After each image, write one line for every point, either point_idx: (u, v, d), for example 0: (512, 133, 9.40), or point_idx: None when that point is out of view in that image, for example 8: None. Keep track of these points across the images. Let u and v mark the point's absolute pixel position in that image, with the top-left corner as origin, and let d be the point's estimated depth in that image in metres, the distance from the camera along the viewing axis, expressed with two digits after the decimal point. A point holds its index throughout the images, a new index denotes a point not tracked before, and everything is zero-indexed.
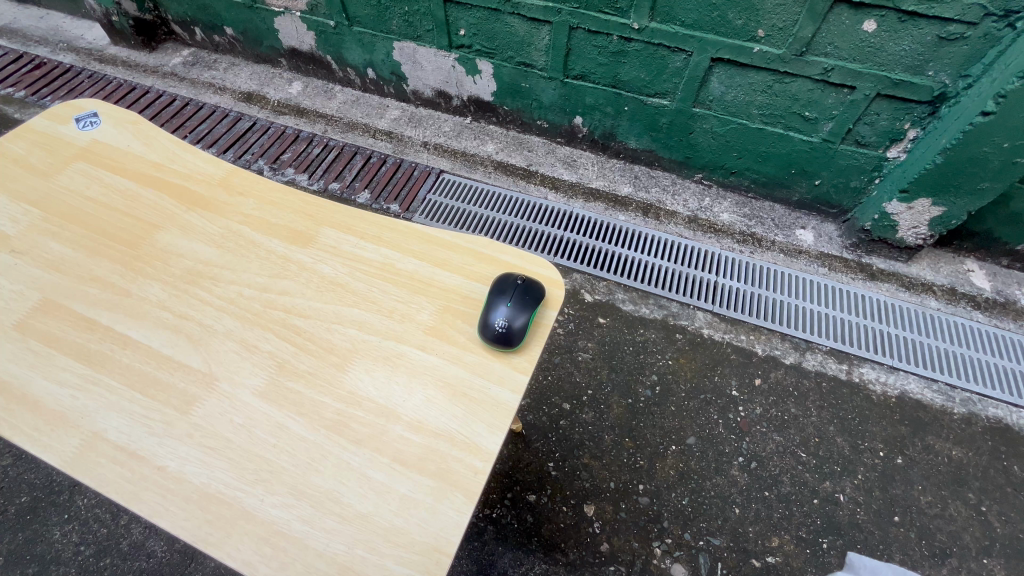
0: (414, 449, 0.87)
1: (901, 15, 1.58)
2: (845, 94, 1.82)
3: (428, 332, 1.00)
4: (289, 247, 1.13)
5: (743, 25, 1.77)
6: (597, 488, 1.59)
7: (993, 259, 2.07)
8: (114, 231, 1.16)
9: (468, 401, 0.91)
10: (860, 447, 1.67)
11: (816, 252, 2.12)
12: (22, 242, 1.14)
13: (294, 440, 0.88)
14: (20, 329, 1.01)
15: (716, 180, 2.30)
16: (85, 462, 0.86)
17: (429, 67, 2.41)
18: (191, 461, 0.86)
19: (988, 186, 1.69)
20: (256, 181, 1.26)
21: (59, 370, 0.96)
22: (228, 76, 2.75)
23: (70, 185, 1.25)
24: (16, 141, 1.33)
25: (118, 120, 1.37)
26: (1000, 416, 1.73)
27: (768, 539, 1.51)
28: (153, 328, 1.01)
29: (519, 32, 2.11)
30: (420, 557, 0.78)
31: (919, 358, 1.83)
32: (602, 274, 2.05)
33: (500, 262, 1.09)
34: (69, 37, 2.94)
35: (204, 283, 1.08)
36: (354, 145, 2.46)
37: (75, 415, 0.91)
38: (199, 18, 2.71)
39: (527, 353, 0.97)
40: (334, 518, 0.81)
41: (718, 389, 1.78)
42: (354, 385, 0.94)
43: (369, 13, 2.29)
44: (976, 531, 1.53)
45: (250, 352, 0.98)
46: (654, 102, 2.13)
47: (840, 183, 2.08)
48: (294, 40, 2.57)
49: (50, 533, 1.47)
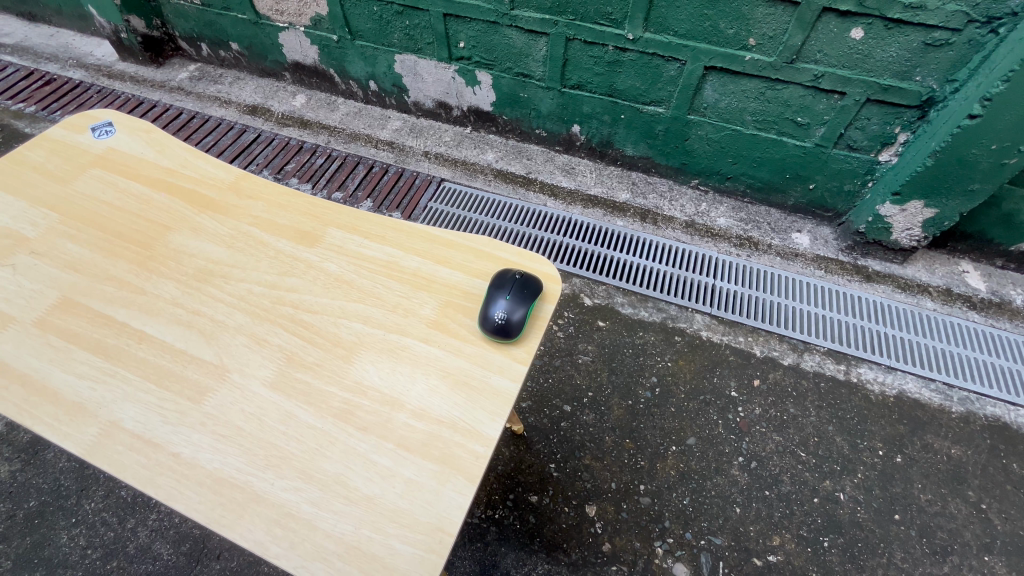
0: (418, 435, 0.90)
1: (888, 23, 1.63)
2: (836, 99, 1.87)
3: (430, 326, 1.03)
4: (296, 247, 1.17)
5: (734, 34, 1.83)
6: (599, 488, 1.61)
7: (987, 260, 2.10)
8: (129, 232, 1.21)
9: (469, 390, 0.95)
10: (859, 446, 1.69)
11: (812, 255, 2.15)
12: (41, 244, 1.18)
13: (302, 428, 0.91)
14: (39, 326, 1.05)
15: (712, 185, 2.34)
16: (103, 450, 0.90)
17: (430, 79, 2.47)
18: (203, 448, 0.90)
19: (979, 186, 1.73)
20: (264, 185, 1.31)
21: (77, 363, 1.00)
22: (233, 90, 2.82)
23: (86, 191, 1.29)
24: (34, 150, 1.39)
25: (131, 129, 1.43)
26: (998, 414, 1.75)
27: (770, 538, 1.53)
28: (167, 324, 1.05)
29: (517, 43, 2.18)
30: (424, 536, 0.81)
31: (915, 358, 1.86)
32: (602, 279, 2.09)
33: (499, 259, 1.13)
34: (79, 53, 3.02)
35: (215, 280, 1.12)
36: (356, 155, 2.51)
37: (93, 405, 0.95)
38: (205, 34, 2.79)
39: (525, 345, 1.01)
40: (341, 501, 0.84)
41: (717, 390, 1.81)
42: (360, 375, 0.97)
43: (371, 27, 2.36)
44: (977, 529, 1.55)
45: (260, 346, 1.02)
46: (650, 111, 2.19)
47: (835, 187, 2.12)
48: (298, 54, 2.64)
49: (59, 537, 1.49)
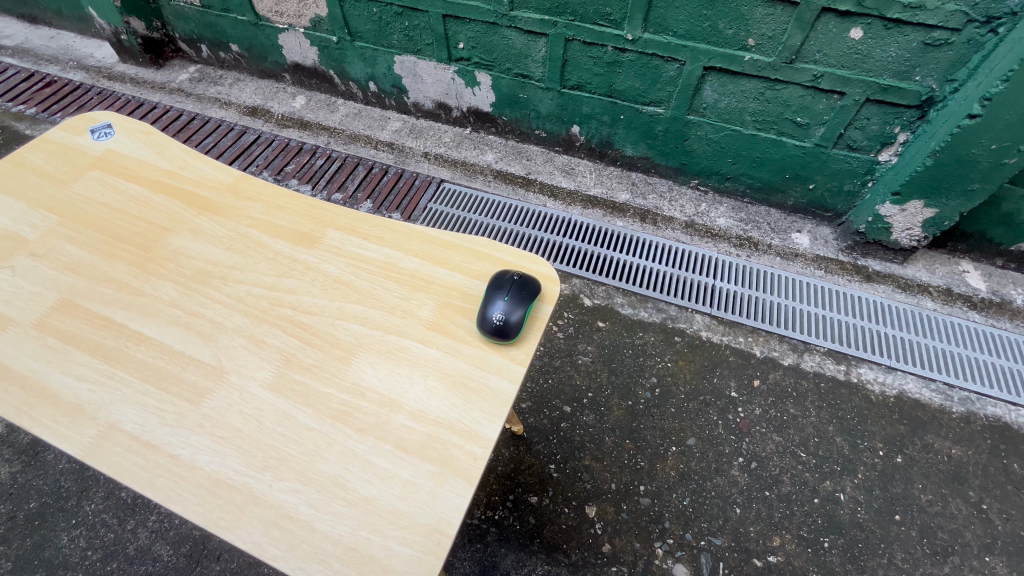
0: (416, 437, 0.90)
1: (887, 23, 1.63)
2: (835, 100, 1.87)
3: (428, 327, 1.03)
4: (294, 248, 1.17)
5: (733, 34, 1.83)
6: (599, 489, 1.61)
7: (988, 260, 2.10)
8: (128, 234, 1.21)
9: (467, 391, 0.95)
10: (859, 446, 1.69)
11: (812, 255, 2.15)
12: (40, 246, 1.19)
13: (301, 430, 0.91)
14: (38, 327, 1.05)
15: (712, 186, 2.34)
16: (101, 452, 0.90)
17: (429, 80, 2.47)
18: (202, 449, 0.90)
19: (979, 186, 1.73)
20: (263, 187, 1.31)
21: (76, 365, 1.00)
22: (233, 91, 2.82)
23: (86, 193, 1.30)
24: (33, 152, 1.39)
25: (130, 131, 1.43)
26: (998, 414, 1.75)
27: (770, 538, 1.53)
28: (165, 325, 1.05)
29: (516, 44, 2.18)
30: (422, 538, 0.81)
31: (916, 358, 1.86)
32: (601, 279, 2.09)
33: (497, 260, 1.13)
34: (79, 55, 3.03)
35: (213, 282, 1.12)
36: (356, 156, 2.52)
37: (92, 407, 0.95)
38: (205, 35, 2.79)
39: (524, 346, 1.01)
40: (339, 502, 0.84)
41: (717, 391, 1.80)
42: (358, 377, 0.97)
43: (371, 28, 2.36)
44: (978, 529, 1.54)
45: (258, 348, 1.02)
46: (649, 111, 2.19)
47: (834, 187, 2.12)
48: (298, 55, 2.64)
49: (59, 538, 1.50)
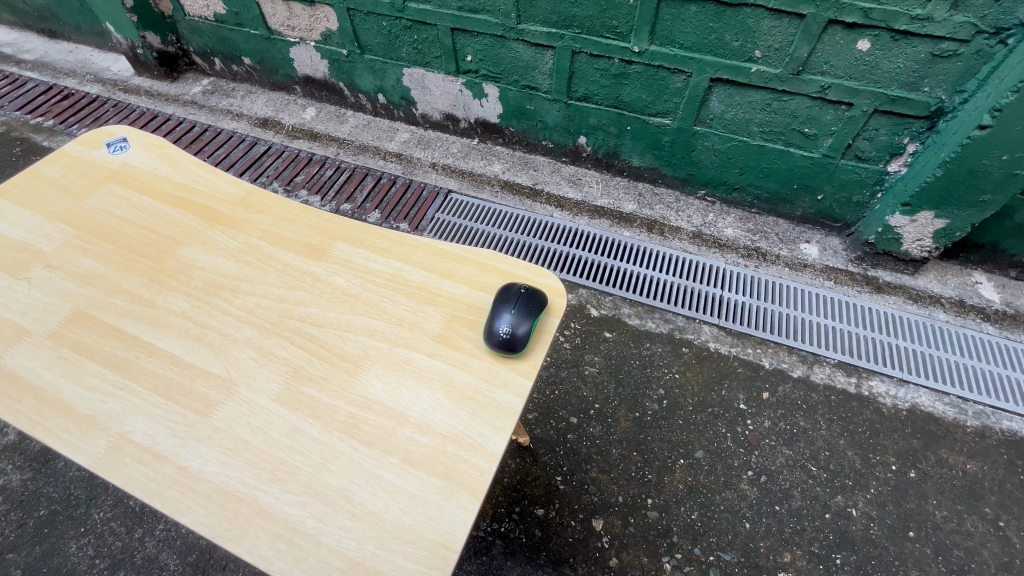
0: (422, 450, 0.90)
1: (895, 35, 1.63)
2: (844, 110, 1.86)
3: (435, 340, 1.04)
4: (303, 261, 1.18)
5: (740, 46, 1.83)
6: (606, 502, 1.59)
7: (1001, 271, 2.07)
8: (142, 247, 1.23)
9: (473, 404, 0.95)
10: (872, 461, 1.66)
11: (821, 265, 2.14)
12: (55, 258, 1.21)
13: (308, 442, 0.92)
14: (52, 338, 1.07)
15: (719, 196, 2.34)
16: (111, 463, 0.91)
17: (437, 92, 2.50)
18: (211, 461, 0.90)
19: (990, 198, 1.71)
20: (274, 200, 1.32)
21: (88, 376, 1.01)
22: (245, 103, 2.87)
23: (101, 206, 1.32)
24: (52, 165, 1.42)
25: (145, 144, 1.46)
26: (1014, 429, 1.72)
27: (780, 554, 1.51)
28: (177, 337, 1.06)
29: (524, 57, 2.19)
30: (429, 553, 0.81)
31: (927, 370, 1.83)
32: (608, 290, 2.09)
33: (505, 272, 1.14)
34: (96, 68, 3.09)
35: (224, 294, 1.13)
36: (364, 167, 2.54)
37: (103, 418, 0.96)
38: (219, 49, 2.84)
39: (530, 359, 1.01)
40: (345, 516, 0.84)
41: (726, 403, 1.79)
42: (366, 390, 0.98)
43: (380, 41, 2.39)
44: (995, 547, 1.51)
45: (267, 359, 1.02)
46: (655, 122, 2.20)
47: (843, 198, 2.11)
48: (309, 68, 2.68)
49: (67, 546, 1.50)
